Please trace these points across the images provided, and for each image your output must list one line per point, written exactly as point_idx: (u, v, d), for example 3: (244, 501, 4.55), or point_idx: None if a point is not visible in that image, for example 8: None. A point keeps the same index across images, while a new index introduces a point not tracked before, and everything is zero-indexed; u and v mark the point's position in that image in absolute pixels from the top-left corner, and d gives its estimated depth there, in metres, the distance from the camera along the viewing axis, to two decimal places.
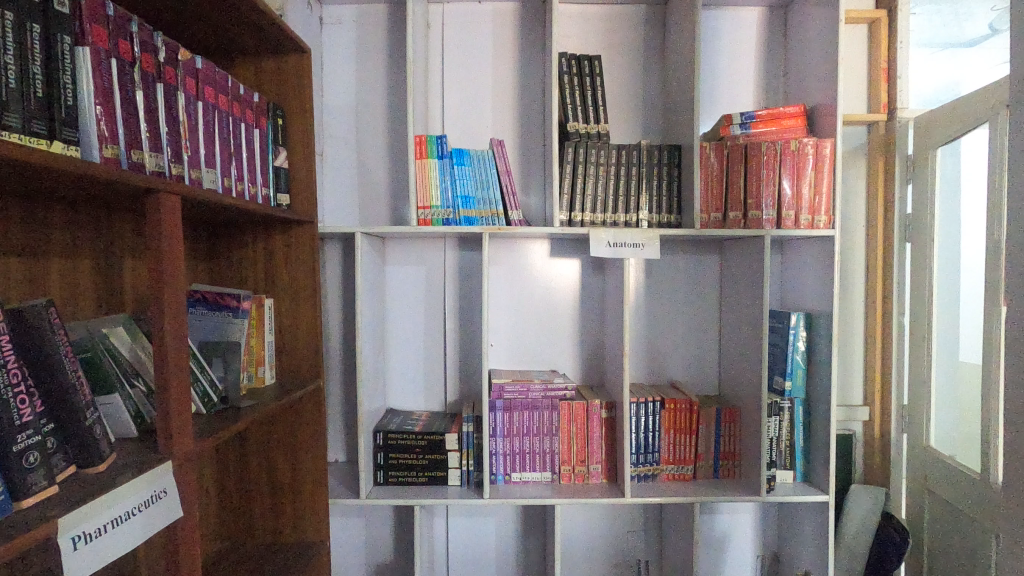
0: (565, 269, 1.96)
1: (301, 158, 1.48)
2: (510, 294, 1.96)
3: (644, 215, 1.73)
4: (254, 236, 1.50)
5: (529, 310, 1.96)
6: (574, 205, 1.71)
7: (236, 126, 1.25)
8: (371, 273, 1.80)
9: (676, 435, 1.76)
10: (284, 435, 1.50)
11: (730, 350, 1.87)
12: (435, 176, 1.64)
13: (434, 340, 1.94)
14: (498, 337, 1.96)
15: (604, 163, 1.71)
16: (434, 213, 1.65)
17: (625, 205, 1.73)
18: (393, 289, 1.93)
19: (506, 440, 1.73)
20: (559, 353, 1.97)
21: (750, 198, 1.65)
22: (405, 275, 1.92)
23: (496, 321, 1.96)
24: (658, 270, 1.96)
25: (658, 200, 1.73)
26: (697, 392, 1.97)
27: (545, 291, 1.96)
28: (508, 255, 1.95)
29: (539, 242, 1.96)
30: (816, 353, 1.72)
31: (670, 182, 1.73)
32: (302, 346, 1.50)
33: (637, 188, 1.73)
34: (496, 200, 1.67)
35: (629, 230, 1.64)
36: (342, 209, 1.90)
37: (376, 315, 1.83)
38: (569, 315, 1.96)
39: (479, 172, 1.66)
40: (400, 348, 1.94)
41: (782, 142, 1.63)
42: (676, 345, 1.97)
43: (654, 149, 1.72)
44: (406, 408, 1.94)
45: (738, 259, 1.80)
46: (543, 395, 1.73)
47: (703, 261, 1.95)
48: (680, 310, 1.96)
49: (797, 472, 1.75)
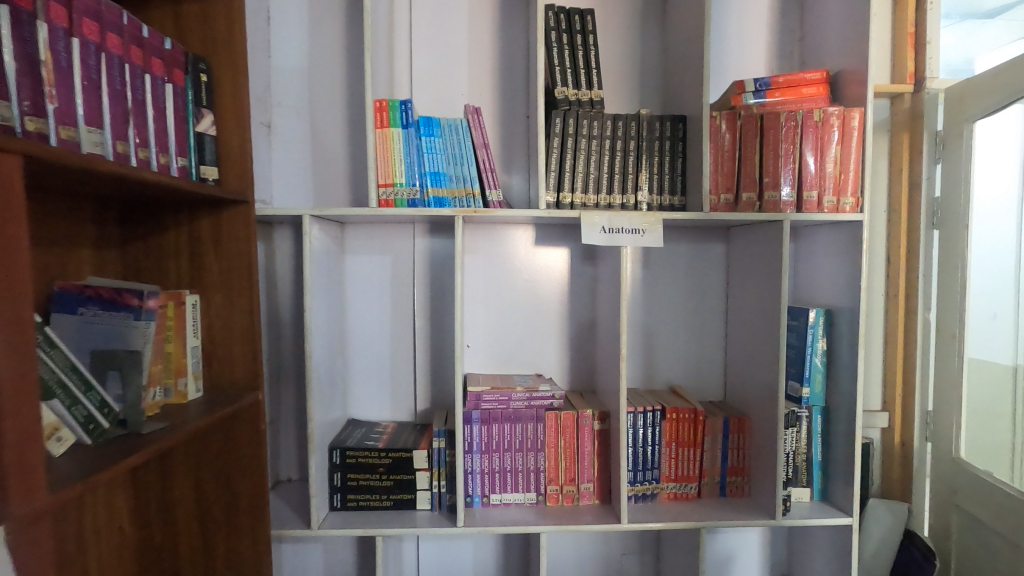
0: (551, 259, 1.72)
1: (233, 123, 1.22)
2: (489, 287, 1.72)
3: (644, 196, 1.49)
4: (175, 218, 1.24)
5: (510, 306, 1.72)
6: (563, 184, 1.47)
7: (137, 76, 0.99)
8: (326, 263, 1.54)
9: (678, 448, 1.54)
10: (215, 457, 1.25)
11: (738, 351, 1.65)
12: (399, 148, 1.39)
13: (402, 341, 1.69)
14: (474, 338, 1.72)
15: (598, 136, 1.48)
16: (398, 192, 1.39)
17: (622, 184, 1.49)
18: (354, 283, 1.68)
19: (483, 457, 1.50)
20: (544, 354, 1.73)
21: (767, 176, 1.42)
22: (368, 266, 1.67)
23: (472, 318, 1.72)
24: (658, 260, 1.73)
25: (659, 180, 1.50)
26: (701, 398, 1.75)
27: (529, 284, 1.72)
28: (487, 242, 1.71)
29: (522, 228, 1.72)
30: (838, 355, 1.50)
31: (673, 159, 1.49)
32: (236, 352, 1.24)
33: (635, 165, 1.49)
34: (470, 178, 1.42)
35: (626, 213, 1.40)
36: (294, 190, 1.64)
37: (333, 313, 1.58)
38: (557, 311, 1.73)
39: (450, 146, 1.42)
40: (363, 350, 1.69)
41: (803, 111, 1.41)
42: (677, 346, 1.75)
43: (655, 120, 1.49)
44: (370, 418, 1.70)
45: (749, 248, 1.57)
46: (527, 405, 1.50)
47: (708, 250, 1.73)
48: (682, 306, 1.74)
49: (813, 490, 1.55)
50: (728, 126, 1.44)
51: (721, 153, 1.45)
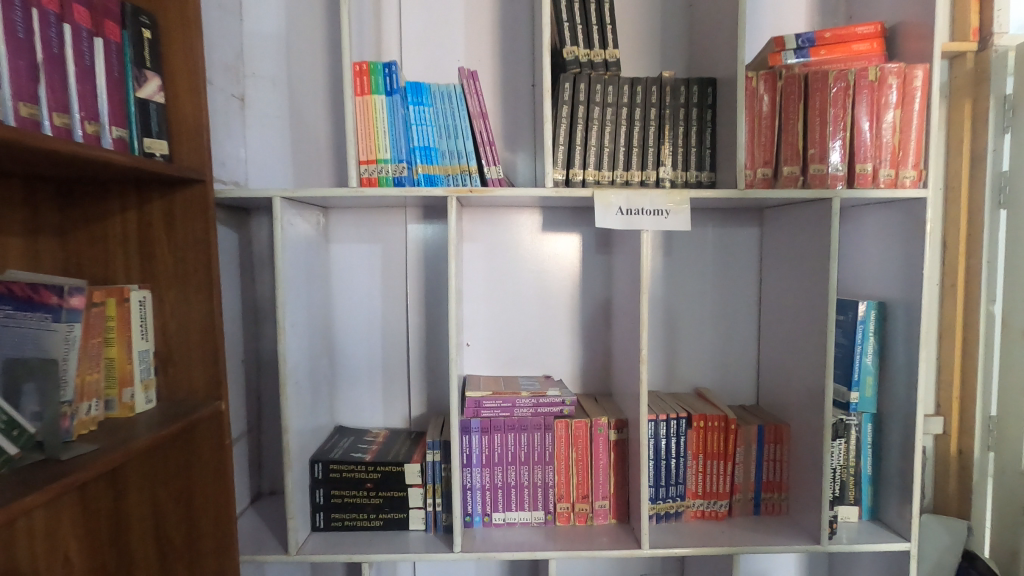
0: (560, 246, 1.53)
1: (186, 90, 1.04)
2: (490, 278, 1.54)
3: (667, 172, 1.29)
4: (123, 201, 1.07)
5: (515, 299, 1.54)
6: (573, 158, 1.27)
7: (48, 25, 0.81)
8: (307, 254, 1.37)
9: (706, 461, 1.35)
10: (175, 476, 1.09)
11: (775, 349, 1.45)
12: (383, 118, 1.20)
13: (394, 339, 1.52)
14: (475, 335, 1.54)
15: (614, 103, 1.28)
16: (382, 169, 1.21)
17: (642, 158, 1.30)
18: (341, 275, 1.50)
19: (484, 471, 1.33)
20: (554, 353, 1.55)
21: (813, 146, 1.21)
22: (355, 256, 1.50)
23: (473, 313, 1.54)
24: (682, 247, 1.53)
25: (684, 152, 1.30)
26: (730, 402, 1.56)
27: (536, 274, 1.54)
28: (488, 227, 1.52)
29: (528, 212, 1.53)
30: (893, 355, 1.30)
31: (701, 129, 1.29)
32: (196, 354, 1.08)
33: (656, 136, 1.29)
34: (465, 152, 1.23)
35: (647, 191, 1.19)
36: (271, 171, 1.46)
37: (316, 309, 1.41)
38: (567, 305, 1.55)
39: (441, 116, 1.23)
40: (352, 349, 1.52)
41: (856, 69, 1.20)
42: (703, 344, 1.56)
43: (680, 84, 1.29)
44: (359, 424, 1.54)
45: (788, 231, 1.37)
46: (533, 412, 1.33)
47: (739, 235, 1.52)
48: (709, 299, 1.54)
49: (862, 509, 1.35)
50: (766, 88, 1.23)
51: (758, 120, 1.24)
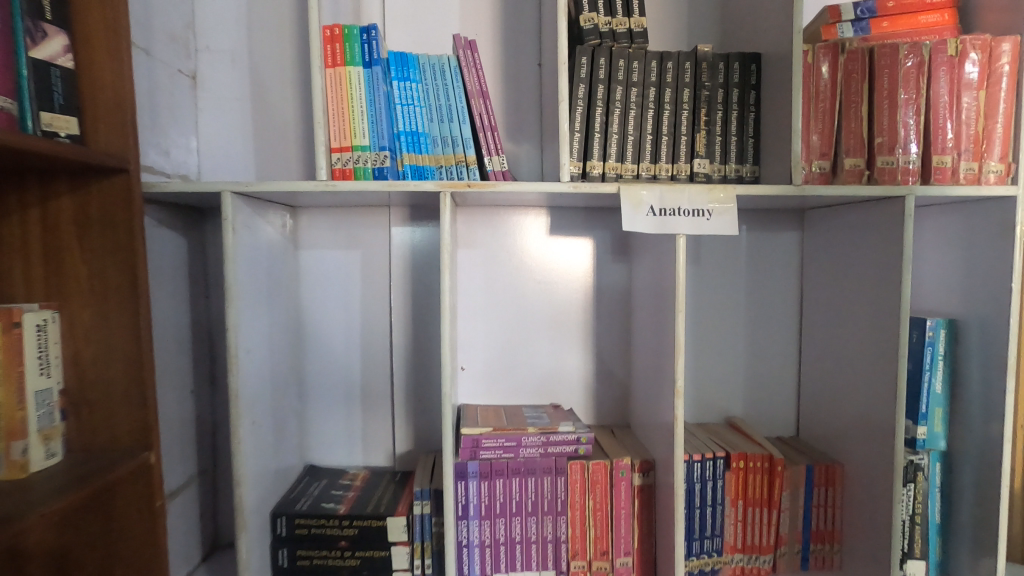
0: (571, 253, 1.32)
1: (104, 52, 0.81)
2: (489, 290, 1.32)
3: (703, 164, 1.08)
4: (22, 197, 0.83)
5: (517, 315, 1.32)
6: (591, 147, 1.06)
7: None
8: (271, 262, 1.13)
9: (746, 508, 1.14)
10: (89, 550, 0.85)
11: (822, 373, 1.25)
12: (359, 96, 0.97)
13: (376, 362, 1.29)
14: (471, 356, 1.32)
15: (640, 82, 1.07)
16: (357, 158, 0.97)
17: (673, 149, 1.08)
18: (312, 287, 1.27)
19: (484, 524, 1.10)
20: (563, 377, 1.34)
21: (879, 134, 1.01)
22: (331, 264, 1.27)
23: (469, 332, 1.32)
24: (711, 254, 1.32)
25: (723, 142, 1.09)
26: (767, 433, 1.35)
27: (542, 286, 1.32)
28: (487, 231, 1.30)
29: (534, 214, 1.31)
30: (968, 381, 1.10)
31: (743, 114, 1.08)
32: (118, 391, 0.85)
33: (690, 122, 1.08)
34: (459, 139, 1.01)
35: (684, 187, 0.97)
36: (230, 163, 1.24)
37: (283, 329, 1.18)
38: (578, 321, 1.33)
39: (431, 95, 1.01)
40: (327, 374, 1.29)
41: (931, 42, 1.00)
42: (735, 366, 1.35)
43: (718, 60, 1.08)
44: (335, 462, 1.30)
45: (842, 236, 1.16)
46: (542, 453, 1.11)
47: (778, 241, 1.32)
48: (742, 314, 1.34)
49: (931, 563, 1.15)
50: (824, 64, 1.03)
51: (813, 102, 1.03)
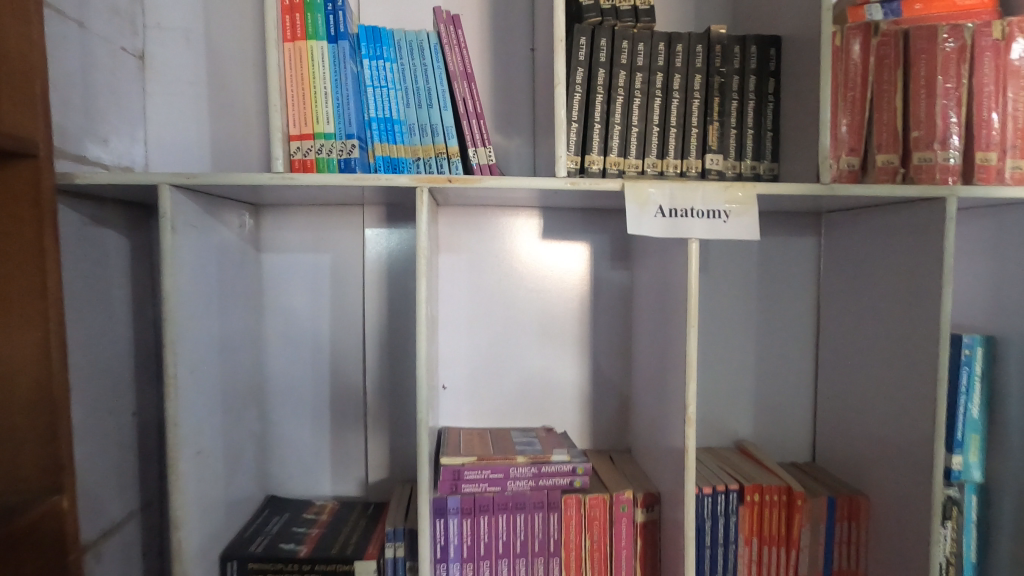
0: (565, 260, 1.19)
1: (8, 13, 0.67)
2: (474, 300, 1.18)
3: (716, 160, 0.96)
4: None
5: (505, 328, 1.19)
6: (590, 140, 0.94)
7: None
8: (226, 267, 0.99)
9: (762, 547, 1.02)
10: None
11: (843, 393, 1.13)
12: (323, 75, 0.83)
13: (347, 380, 1.15)
14: (454, 372, 1.19)
15: (645, 66, 0.95)
16: (319, 147, 0.83)
17: (682, 142, 0.96)
18: (276, 296, 1.14)
19: (466, 567, 0.97)
20: (556, 396, 1.21)
21: (917, 127, 0.89)
22: (296, 270, 1.13)
23: (451, 346, 1.19)
24: (720, 261, 1.20)
25: (738, 135, 0.97)
26: (778, 459, 1.23)
27: (533, 295, 1.19)
28: (472, 235, 1.17)
29: (524, 216, 1.18)
30: (1009, 402, 0.99)
31: (760, 104, 0.97)
32: (23, 421, 0.70)
33: (701, 112, 0.96)
34: (440, 127, 0.88)
35: (698, 184, 0.85)
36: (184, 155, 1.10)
37: (239, 343, 1.04)
38: (573, 334, 1.20)
39: (408, 76, 0.87)
40: (291, 393, 1.15)
41: (976, 23, 0.88)
42: (745, 384, 1.22)
43: (733, 43, 0.96)
44: (300, 491, 1.16)
45: (868, 242, 1.04)
46: (533, 486, 0.98)
47: (794, 247, 1.20)
48: (754, 327, 1.21)
49: None
50: (855, 47, 0.91)
51: (841, 91, 0.92)
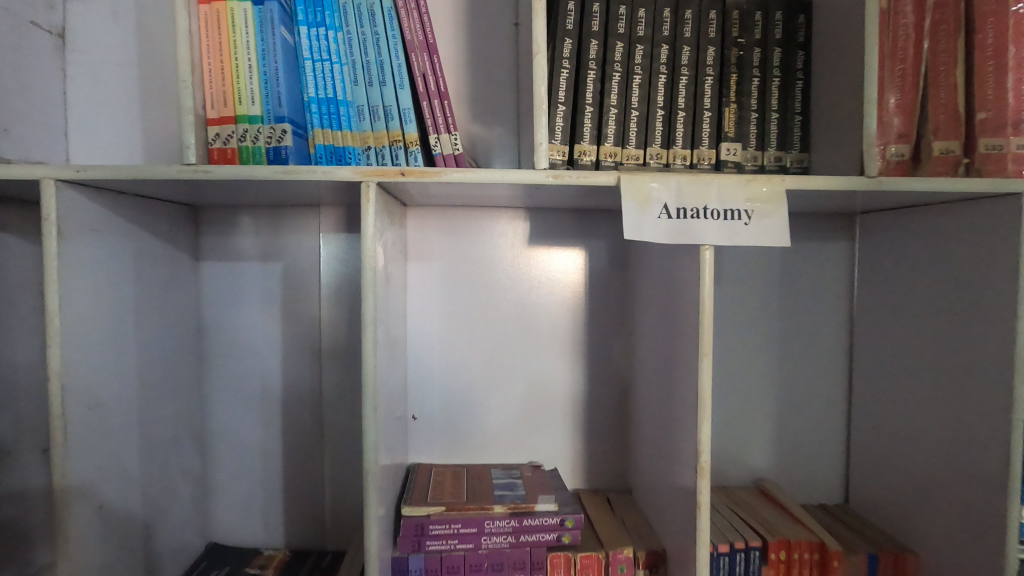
0: (554, 270, 1.03)
1: None
2: (449, 316, 1.02)
3: (732, 150, 0.79)
4: None
5: (485, 350, 1.03)
6: (580, 125, 0.78)
7: None
8: (151, 279, 0.84)
9: None
10: None
11: (885, 427, 0.95)
12: (248, 46, 0.68)
13: (301, 409, 1.00)
14: (427, 400, 1.03)
15: (647, 37, 0.78)
16: (241, 133, 0.68)
17: (691, 128, 0.80)
18: (220, 312, 0.99)
19: None
20: (544, 427, 1.04)
21: (986, 107, 0.71)
22: (246, 281, 0.99)
23: (422, 370, 1.03)
24: (736, 270, 1.03)
25: (760, 119, 0.80)
26: (805, 501, 1.06)
27: (518, 311, 1.03)
28: (446, 242, 1.01)
29: (508, 219, 1.02)
30: None
31: (786, 82, 0.80)
32: None
33: (715, 92, 0.79)
34: (395, 110, 0.72)
35: (711, 177, 0.68)
36: (115, 150, 0.95)
37: (167, 369, 0.89)
38: (564, 354, 1.04)
39: (355, 46, 0.71)
40: (238, 424, 1.00)
41: None
42: (766, 413, 1.05)
43: (754, 8, 0.80)
44: (247, 537, 1.00)
45: (919, 248, 0.87)
46: (512, 543, 0.81)
47: (822, 254, 1.03)
48: (776, 347, 1.04)
49: None
50: (908, 9, 0.74)
51: (888, 66, 0.75)
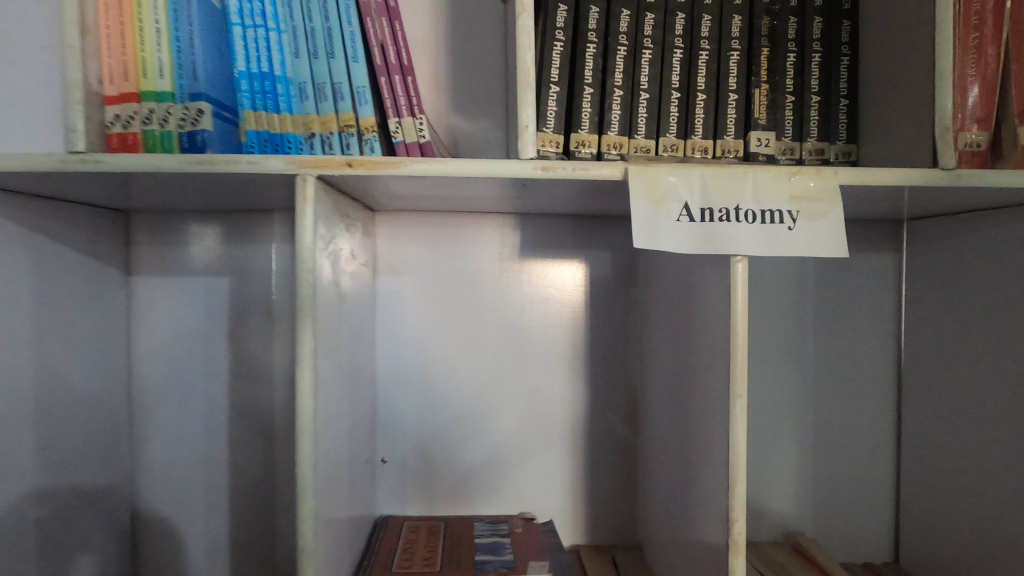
0: (550, 287, 0.88)
1: None
2: (427, 341, 0.87)
3: (765, 140, 0.65)
4: None
5: (469, 381, 0.88)
6: (577, 110, 0.64)
7: None
8: (63, 297, 0.70)
9: None
10: None
11: (944, 475, 0.80)
12: (157, 7, 0.54)
13: (251, 452, 0.85)
14: (401, 439, 0.88)
15: (660, 3, 0.64)
16: (145, 113, 0.54)
17: (714, 114, 0.65)
18: (157, 336, 0.84)
19: None
20: (539, 472, 0.89)
21: None
22: (189, 299, 0.85)
23: (393, 405, 0.87)
24: (763, 284, 0.88)
25: (797, 103, 0.66)
26: (845, 558, 0.90)
27: (507, 334, 0.88)
28: (421, 254, 0.87)
29: (497, 227, 0.88)
30: None
31: (829, 59, 0.66)
32: None
33: (743, 69, 0.65)
34: (346, 88, 0.57)
35: (744, 168, 0.53)
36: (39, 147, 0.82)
37: (84, 404, 0.74)
38: (561, 385, 0.88)
39: (296, 9, 0.57)
40: (177, 468, 0.85)
41: None
42: (800, 453, 0.89)
43: None
44: None
45: (990, 260, 0.72)
46: None
47: (864, 266, 0.88)
48: (811, 375, 0.89)
49: None
50: None
51: (961, 30, 0.59)
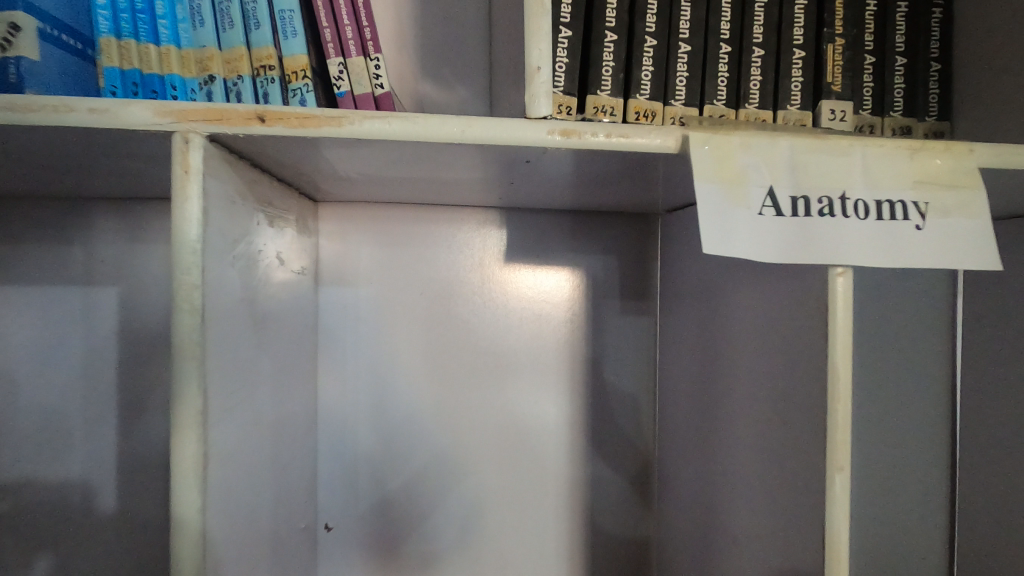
0: (542, 300, 0.71)
1: None
2: (384, 368, 0.68)
3: (839, 113, 0.49)
4: None
5: (439, 419, 0.69)
6: (595, 63, 0.47)
7: None
8: None
9: None
10: None
11: None
12: None
13: (151, 519, 0.64)
14: (350, 493, 0.68)
15: None
16: None
17: (774, 76, 0.49)
18: (15, 367, 0.62)
19: None
20: (526, 531, 0.71)
21: None
22: (63, 313, 0.63)
23: (341, 451, 0.68)
24: None
25: (877, 65, 0.50)
26: None
27: (487, 359, 0.70)
28: (378, 260, 0.68)
29: (476, 223, 0.70)
30: None
31: (918, 9, 0.50)
32: None
33: (812, 17, 0.49)
34: (263, 11, 0.40)
35: (852, 140, 0.37)
36: None
37: None
38: (554, 421, 0.71)
39: None
40: (42, 547, 0.62)
41: None
42: None
43: None
44: None
45: None
46: None
47: None
48: None
49: None
50: None
51: None
